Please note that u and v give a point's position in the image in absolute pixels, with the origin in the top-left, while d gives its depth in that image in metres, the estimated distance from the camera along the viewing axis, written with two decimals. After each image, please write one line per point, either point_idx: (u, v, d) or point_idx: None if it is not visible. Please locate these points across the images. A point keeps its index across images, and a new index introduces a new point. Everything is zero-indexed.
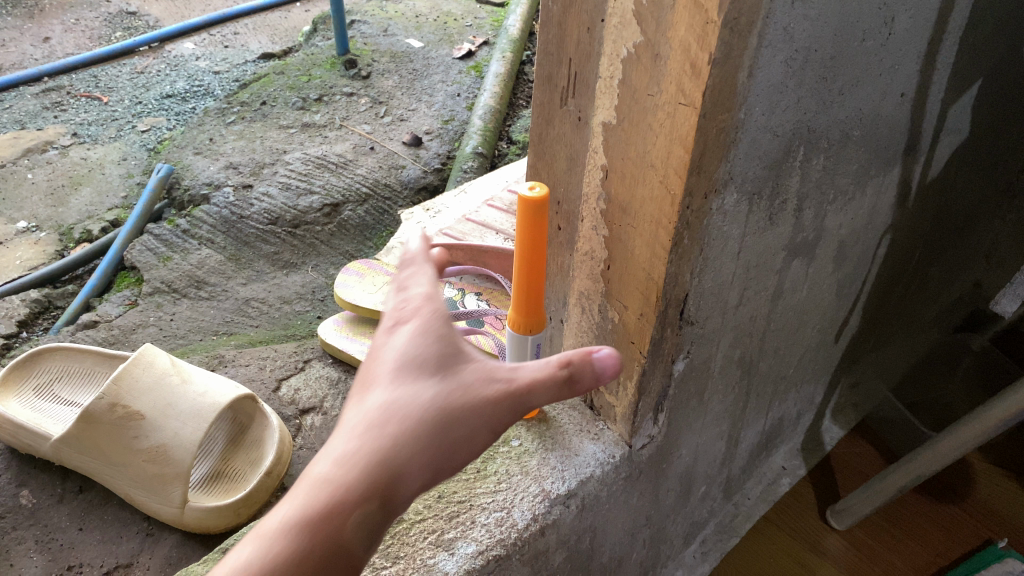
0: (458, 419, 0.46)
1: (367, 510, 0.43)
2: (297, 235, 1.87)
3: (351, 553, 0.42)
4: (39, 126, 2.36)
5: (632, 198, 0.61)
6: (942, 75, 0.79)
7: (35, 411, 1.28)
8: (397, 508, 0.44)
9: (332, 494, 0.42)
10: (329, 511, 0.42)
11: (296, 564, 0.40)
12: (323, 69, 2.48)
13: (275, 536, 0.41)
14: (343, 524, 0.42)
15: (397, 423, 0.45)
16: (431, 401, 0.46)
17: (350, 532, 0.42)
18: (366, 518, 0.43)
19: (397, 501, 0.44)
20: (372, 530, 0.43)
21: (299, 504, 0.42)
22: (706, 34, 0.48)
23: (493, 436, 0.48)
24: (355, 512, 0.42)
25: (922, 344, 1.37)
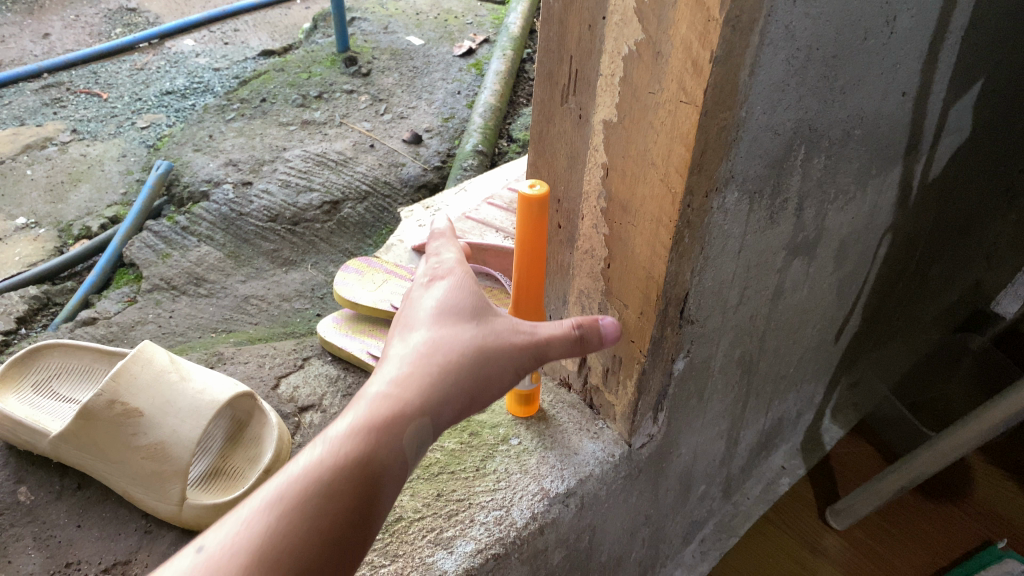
0: (492, 358, 0.56)
1: (420, 423, 0.51)
2: (297, 233, 1.87)
3: (407, 458, 0.50)
4: (39, 122, 2.35)
5: (632, 197, 0.60)
6: (944, 74, 0.79)
7: (33, 408, 1.27)
8: (442, 427, 0.53)
9: (392, 407, 0.51)
10: (391, 420, 0.50)
11: (366, 459, 0.48)
12: (323, 66, 2.48)
13: (348, 438, 0.49)
14: (404, 431, 0.50)
15: (442, 356, 0.54)
16: (470, 341, 0.56)
17: (408, 439, 0.50)
18: (419, 431, 0.51)
19: (442, 421, 0.53)
20: (423, 442, 0.52)
21: (365, 413, 0.50)
22: (708, 32, 0.48)
23: (516, 377, 0.58)
24: (412, 425, 0.51)
25: (923, 343, 1.36)
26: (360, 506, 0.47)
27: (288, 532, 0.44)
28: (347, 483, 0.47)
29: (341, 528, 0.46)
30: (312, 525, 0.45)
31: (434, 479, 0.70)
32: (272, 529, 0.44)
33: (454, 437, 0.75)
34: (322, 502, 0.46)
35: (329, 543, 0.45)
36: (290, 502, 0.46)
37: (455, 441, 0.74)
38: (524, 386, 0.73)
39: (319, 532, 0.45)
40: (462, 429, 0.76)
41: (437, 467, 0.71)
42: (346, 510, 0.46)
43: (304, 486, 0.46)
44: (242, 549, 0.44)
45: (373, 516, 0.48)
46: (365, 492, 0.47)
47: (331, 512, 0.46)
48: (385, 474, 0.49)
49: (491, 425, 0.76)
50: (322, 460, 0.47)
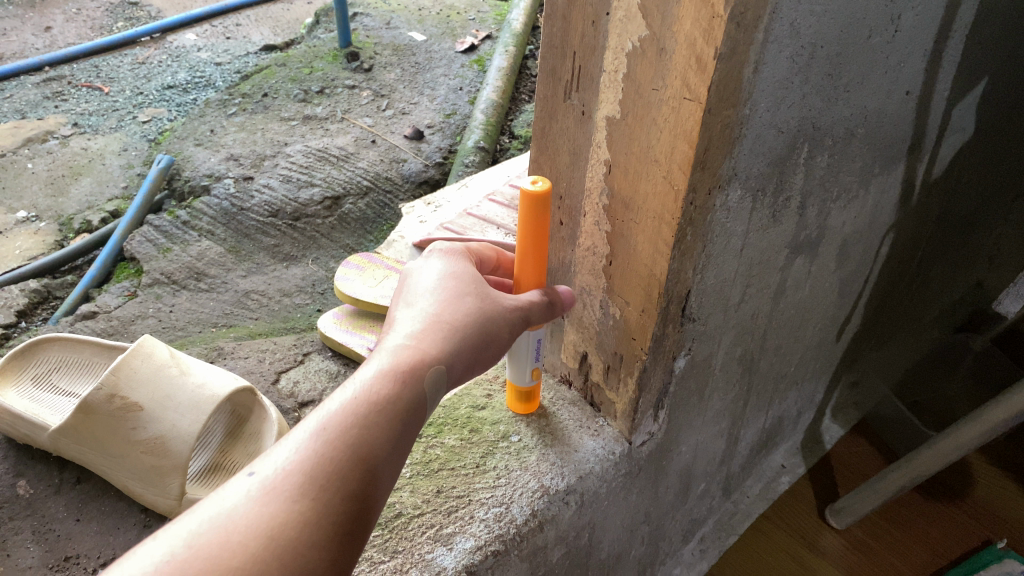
0: (497, 315, 0.58)
1: (440, 369, 0.53)
2: (298, 228, 1.87)
3: (428, 402, 0.52)
4: (39, 115, 2.35)
5: (635, 194, 0.60)
6: (948, 73, 0.79)
7: (32, 401, 1.27)
8: (456, 378, 0.55)
9: (413, 354, 0.52)
10: (413, 365, 0.52)
11: (394, 400, 0.49)
12: (325, 61, 2.47)
13: (376, 381, 0.50)
14: (426, 376, 0.52)
15: (454, 312, 0.56)
16: (477, 299, 0.58)
17: (429, 385, 0.52)
18: (438, 377, 0.53)
19: (457, 372, 0.54)
20: (441, 389, 0.53)
21: (387, 362, 0.51)
22: (712, 28, 0.48)
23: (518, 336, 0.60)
24: (432, 370, 0.52)
25: (923, 343, 1.37)
26: (393, 442, 0.48)
27: (330, 464, 0.45)
28: (381, 418, 0.48)
29: (379, 461, 0.47)
30: (351, 457, 0.46)
31: (434, 475, 0.70)
32: (317, 460, 0.45)
33: (454, 433, 0.75)
34: (359, 437, 0.47)
35: (368, 476, 0.46)
36: (329, 436, 0.46)
37: (455, 437, 0.74)
38: (524, 382, 0.73)
39: (357, 466, 0.46)
40: (462, 426, 0.75)
41: (437, 463, 0.71)
42: (382, 443, 0.47)
43: (341, 423, 0.47)
44: (290, 479, 0.44)
45: (404, 453, 0.49)
46: (397, 428, 0.48)
47: (368, 445, 0.47)
48: (412, 414, 0.50)
49: (492, 421, 0.76)
50: (354, 400, 0.48)
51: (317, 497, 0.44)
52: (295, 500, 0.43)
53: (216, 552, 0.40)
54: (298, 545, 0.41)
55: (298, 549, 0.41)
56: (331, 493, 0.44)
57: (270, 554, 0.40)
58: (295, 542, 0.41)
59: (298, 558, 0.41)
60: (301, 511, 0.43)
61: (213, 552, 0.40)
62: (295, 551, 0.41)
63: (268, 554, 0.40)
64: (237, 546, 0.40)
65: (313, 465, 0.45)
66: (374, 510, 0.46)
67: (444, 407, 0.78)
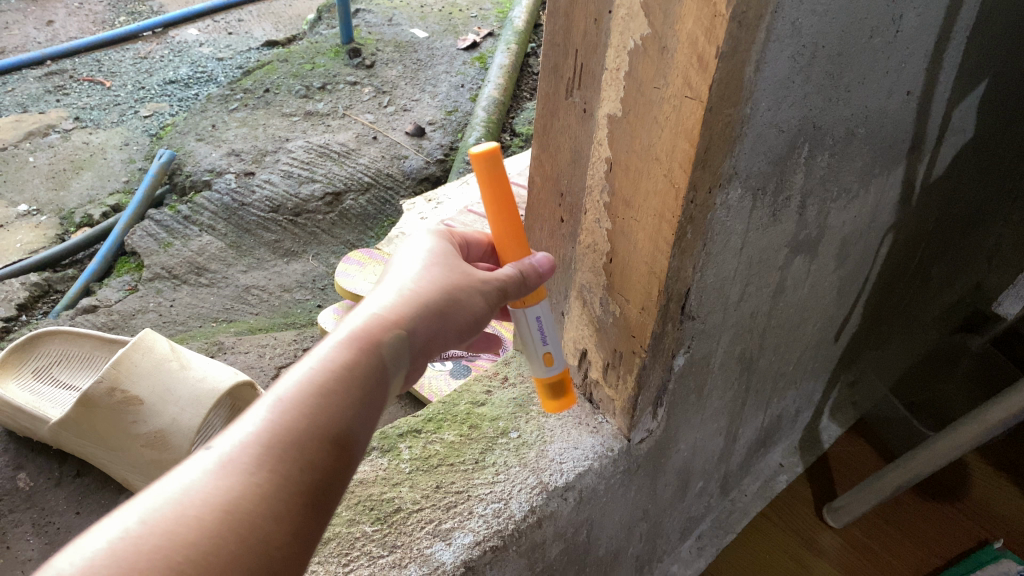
0: (465, 290, 0.57)
1: (404, 340, 0.52)
2: (298, 224, 1.87)
3: (389, 375, 0.51)
4: (41, 109, 2.35)
5: (635, 192, 0.60)
6: (949, 74, 0.79)
7: (33, 394, 1.28)
8: (421, 351, 0.54)
9: (373, 325, 0.52)
10: (374, 336, 0.51)
11: (355, 371, 0.49)
12: (327, 57, 2.48)
13: (336, 352, 0.49)
14: (388, 348, 0.51)
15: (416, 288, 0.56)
16: (443, 275, 0.57)
17: (389, 358, 0.51)
18: (401, 348, 0.52)
19: (421, 345, 0.54)
20: (404, 362, 0.53)
21: (346, 336, 0.51)
22: (714, 27, 0.48)
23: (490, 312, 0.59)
24: (394, 341, 0.52)
25: (921, 341, 1.37)
26: (355, 413, 0.47)
27: (289, 436, 0.44)
28: (341, 389, 0.47)
29: (340, 432, 0.46)
30: (310, 429, 0.45)
31: (433, 471, 0.70)
32: (276, 432, 0.44)
33: (454, 429, 0.75)
34: (317, 411, 0.46)
35: (328, 448, 0.45)
36: (288, 408, 0.45)
37: (454, 433, 0.74)
38: (546, 373, 0.69)
39: (317, 438, 0.45)
40: (461, 422, 0.76)
41: (436, 459, 0.72)
42: (341, 415, 0.47)
43: (300, 396, 0.46)
44: (249, 452, 0.43)
45: (367, 424, 0.48)
46: (358, 400, 0.48)
47: (328, 415, 0.46)
48: (373, 386, 0.49)
49: (491, 418, 0.76)
50: (314, 372, 0.48)
51: (276, 469, 0.43)
52: (254, 473, 0.42)
53: (171, 527, 0.38)
54: (257, 518, 0.40)
55: (257, 522, 0.40)
56: (291, 464, 0.43)
57: (228, 526, 0.39)
58: (254, 516, 0.40)
59: (258, 531, 0.40)
60: (261, 482, 0.42)
61: (170, 527, 0.38)
62: (254, 523, 0.40)
63: (227, 527, 0.39)
64: (195, 520, 0.39)
65: (270, 438, 0.43)
66: (337, 480, 0.45)
67: (444, 403, 0.79)
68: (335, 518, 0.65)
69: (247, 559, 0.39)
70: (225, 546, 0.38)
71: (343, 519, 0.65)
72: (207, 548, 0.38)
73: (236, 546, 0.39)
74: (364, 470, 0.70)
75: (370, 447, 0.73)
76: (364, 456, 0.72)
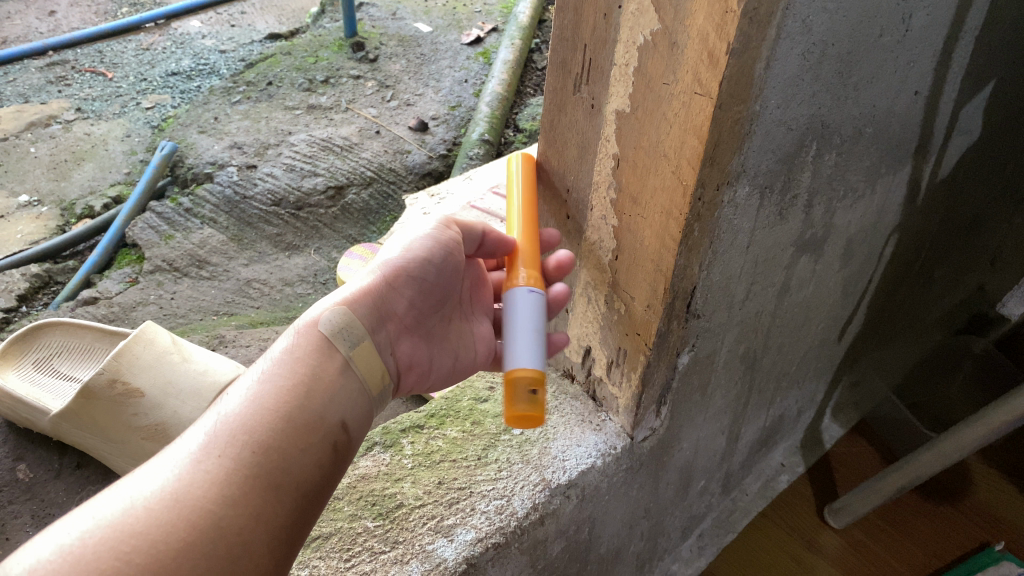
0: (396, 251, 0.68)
1: (338, 316, 0.62)
2: (300, 217, 1.87)
3: (328, 371, 0.60)
4: (43, 100, 2.34)
5: (643, 189, 0.60)
6: (957, 73, 0.78)
7: (34, 385, 1.28)
8: (368, 327, 0.64)
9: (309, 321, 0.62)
10: (309, 328, 0.61)
11: (290, 370, 0.58)
12: (330, 51, 2.47)
13: (275, 359, 0.59)
14: (323, 333, 0.61)
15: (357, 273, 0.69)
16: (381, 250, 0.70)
17: (325, 355, 0.60)
18: (338, 327, 0.61)
19: (363, 325, 0.63)
20: (345, 344, 0.61)
21: (287, 346, 0.60)
22: (725, 23, 0.47)
23: (431, 253, 0.67)
24: (328, 322, 0.61)
25: (923, 345, 1.36)
26: (290, 403, 0.56)
27: (232, 433, 0.54)
28: (277, 386, 0.57)
29: (277, 423, 0.55)
30: (253, 424, 0.54)
31: (436, 467, 0.70)
32: (215, 433, 0.54)
33: (456, 425, 0.75)
34: (259, 408, 0.55)
35: (270, 435, 0.54)
36: (228, 414, 0.55)
37: (457, 429, 0.74)
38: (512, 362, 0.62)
39: (260, 428, 0.54)
40: (464, 417, 0.76)
41: (439, 455, 0.71)
42: (278, 406, 0.56)
43: (243, 401, 0.56)
44: (194, 454, 0.53)
45: (307, 412, 0.57)
46: (294, 389, 0.57)
47: (264, 408, 0.55)
48: (310, 377, 0.58)
49: (494, 414, 0.76)
50: (255, 381, 0.58)
51: (222, 459, 0.52)
52: (201, 468, 0.52)
53: (127, 518, 0.48)
54: (204, 502, 0.50)
55: (204, 505, 0.50)
56: (229, 456, 0.52)
57: (174, 512, 0.49)
58: (200, 500, 0.50)
59: (204, 512, 0.49)
60: (204, 474, 0.51)
61: (127, 518, 0.48)
62: (201, 507, 0.49)
63: (169, 515, 0.48)
64: (148, 509, 0.48)
65: (217, 438, 0.53)
66: (281, 465, 0.54)
67: (447, 399, 0.79)
68: (337, 513, 0.65)
69: (193, 537, 0.48)
70: (170, 531, 0.48)
71: (345, 515, 0.65)
72: (154, 534, 0.47)
73: (182, 528, 0.48)
74: (366, 465, 0.70)
75: (373, 442, 0.73)
76: (367, 451, 0.72)
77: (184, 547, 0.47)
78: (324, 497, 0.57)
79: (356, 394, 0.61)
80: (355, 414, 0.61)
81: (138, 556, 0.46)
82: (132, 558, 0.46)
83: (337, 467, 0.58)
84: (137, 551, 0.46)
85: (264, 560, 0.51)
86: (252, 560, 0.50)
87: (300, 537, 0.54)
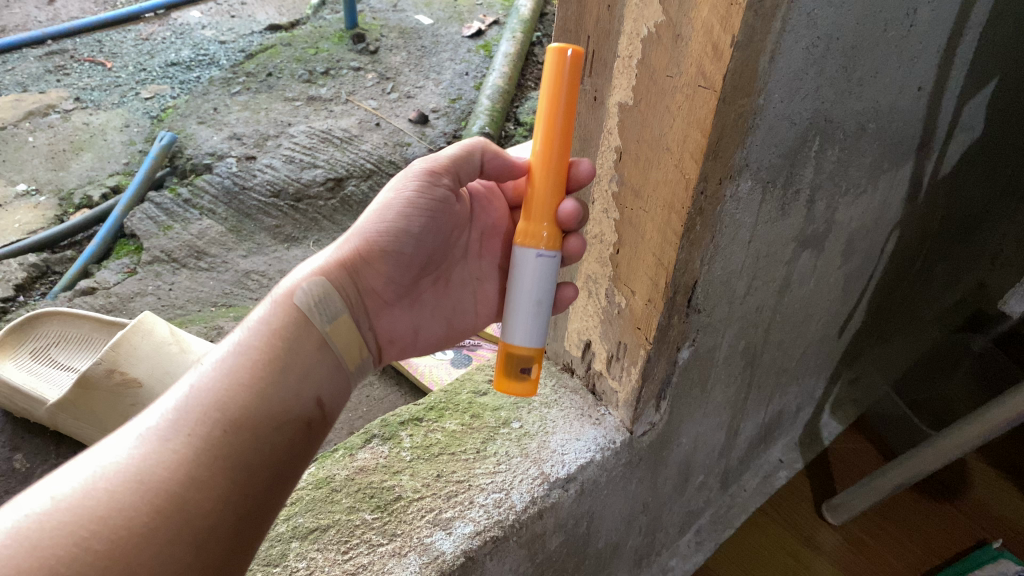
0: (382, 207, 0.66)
1: (314, 284, 0.62)
2: (300, 209, 1.85)
3: (303, 347, 0.60)
4: (41, 89, 2.33)
5: (645, 182, 0.60)
6: (961, 69, 0.77)
7: (31, 374, 1.28)
8: (345, 295, 0.64)
9: (288, 287, 0.62)
10: (287, 296, 0.61)
11: (264, 344, 0.58)
12: (331, 43, 2.46)
13: (250, 331, 0.59)
14: (298, 305, 0.61)
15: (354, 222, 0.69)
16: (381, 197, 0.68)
17: (297, 327, 0.60)
18: (314, 299, 0.61)
19: (339, 296, 0.63)
20: (321, 317, 0.61)
21: (263, 320, 0.60)
22: (730, 16, 0.47)
23: (408, 217, 0.65)
24: (304, 293, 0.61)
25: (924, 341, 1.37)
26: (265, 381, 0.56)
27: (203, 408, 0.53)
28: (250, 362, 0.57)
29: (250, 401, 0.55)
30: (226, 399, 0.54)
31: (434, 460, 0.70)
32: (185, 409, 0.53)
33: (455, 418, 0.75)
34: (232, 384, 0.55)
35: (244, 413, 0.54)
36: (201, 388, 0.55)
37: (456, 422, 0.74)
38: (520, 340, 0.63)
39: (233, 405, 0.54)
40: (463, 410, 0.76)
41: (437, 448, 0.71)
42: (252, 382, 0.56)
43: (217, 375, 0.56)
44: (161, 432, 0.52)
45: (281, 390, 0.57)
46: (268, 364, 0.57)
47: (237, 386, 0.55)
48: (285, 351, 0.58)
49: (493, 407, 0.76)
50: (228, 354, 0.58)
51: (190, 437, 0.52)
52: (169, 446, 0.51)
53: (90, 499, 0.47)
54: (170, 484, 0.49)
55: (170, 487, 0.49)
56: (198, 436, 0.52)
57: (140, 494, 0.48)
58: (167, 482, 0.49)
59: (170, 495, 0.49)
60: (171, 453, 0.51)
61: (88, 499, 0.47)
62: (166, 488, 0.49)
63: (133, 498, 0.48)
64: (113, 490, 0.48)
65: (187, 413, 0.53)
66: (251, 445, 0.54)
67: (445, 392, 0.79)
68: (335, 506, 0.65)
69: (156, 521, 0.48)
70: (132, 515, 0.47)
71: (343, 507, 0.65)
72: (115, 519, 0.47)
73: (144, 512, 0.48)
74: (364, 458, 0.70)
75: (371, 435, 0.73)
76: (364, 444, 0.72)
77: (145, 533, 0.47)
78: (294, 476, 0.57)
79: (333, 369, 0.62)
80: (330, 389, 0.61)
81: (97, 543, 0.45)
82: (91, 545, 0.45)
83: (310, 445, 0.59)
84: (96, 536, 0.46)
85: (228, 543, 0.51)
86: (217, 543, 0.50)
87: (267, 518, 0.55)
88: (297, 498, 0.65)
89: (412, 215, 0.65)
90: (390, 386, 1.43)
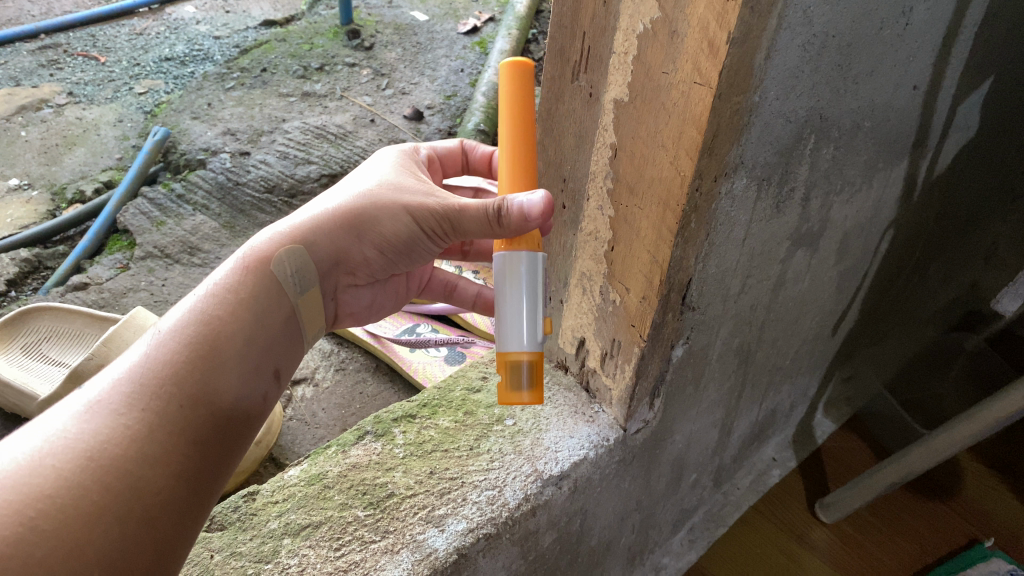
0: (382, 206, 0.68)
1: (291, 254, 0.65)
2: (294, 205, 1.82)
3: (262, 322, 0.62)
4: (34, 83, 2.31)
5: (640, 179, 0.59)
6: (956, 68, 0.78)
7: (22, 369, 1.26)
8: (320, 270, 0.69)
9: (257, 257, 0.64)
10: (256, 266, 0.63)
11: (225, 317, 0.60)
12: (326, 38, 2.45)
13: (209, 303, 0.60)
14: (272, 273, 0.64)
15: (360, 198, 0.68)
16: (396, 197, 0.68)
17: (258, 304, 0.62)
18: (284, 274, 0.64)
19: (315, 271, 0.68)
20: (294, 286, 0.66)
21: (223, 291, 0.61)
22: (726, 12, 0.47)
23: (407, 233, 0.69)
24: (278, 264, 0.64)
25: (917, 341, 1.36)
26: (224, 356, 0.58)
27: (161, 378, 0.54)
28: (210, 335, 0.58)
29: (208, 376, 0.57)
30: (186, 373, 0.55)
31: (427, 456, 0.70)
32: (142, 382, 0.54)
33: (448, 416, 0.75)
34: (192, 356, 0.57)
35: (204, 386, 0.56)
36: (159, 359, 0.56)
37: (449, 419, 0.74)
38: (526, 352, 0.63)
39: (193, 378, 0.56)
40: (456, 408, 0.76)
41: (430, 445, 0.71)
42: (211, 355, 0.57)
43: (177, 345, 0.57)
44: (115, 405, 0.52)
45: (239, 365, 0.59)
46: (229, 338, 0.59)
47: (196, 359, 0.57)
48: (246, 325, 0.61)
49: (486, 405, 0.76)
50: (188, 323, 0.59)
51: (145, 412, 0.53)
52: (125, 418, 0.52)
53: (38, 475, 0.47)
54: (124, 459, 0.50)
55: (123, 463, 0.50)
56: (153, 410, 0.53)
57: (92, 472, 0.48)
58: (121, 456, 0.50)
59: (125, 470, 0.49)
60: (124, 428, 0.51)
61: (36, 475, 0.47)
62: (120, 463, 0.50)
63: (84, 475, 0.48)
64: (61, 464, 0.48)
65: (143, 383, 0.54)
66: (206, 419, 0.55)
67: (439, 389, 0.79)
68: (328, 502, 0.65)
69: (108, 498, 0.48)
70: (82, 494, 0.47)
71: (336, 504, 0.65)
72: (63, 498, 0.46)
73: (95, 491, 0.48)
74: (357, 454, 0.70)
75: (364, 431, 0.73)
76: (357, 441, 0.72)
77: (96, 511, 0.47)
78: (245, 448, 0.60)
79: (290, 341, 0.66)
80: (285, 363, 0.65)
81: (45, 522, 0.45)
82: (39, 524, 0.45)
83: (262, 417, 0.62)
84: (44, 516, 0.45)
85: (180, 518, 0.52)
86: (169, 519, 0.51)
87: (217, 493, 0.57)
88: (290, 494, 0.66)
89: (411, 234, 0.69)
90: (383, 382, 1.43)
